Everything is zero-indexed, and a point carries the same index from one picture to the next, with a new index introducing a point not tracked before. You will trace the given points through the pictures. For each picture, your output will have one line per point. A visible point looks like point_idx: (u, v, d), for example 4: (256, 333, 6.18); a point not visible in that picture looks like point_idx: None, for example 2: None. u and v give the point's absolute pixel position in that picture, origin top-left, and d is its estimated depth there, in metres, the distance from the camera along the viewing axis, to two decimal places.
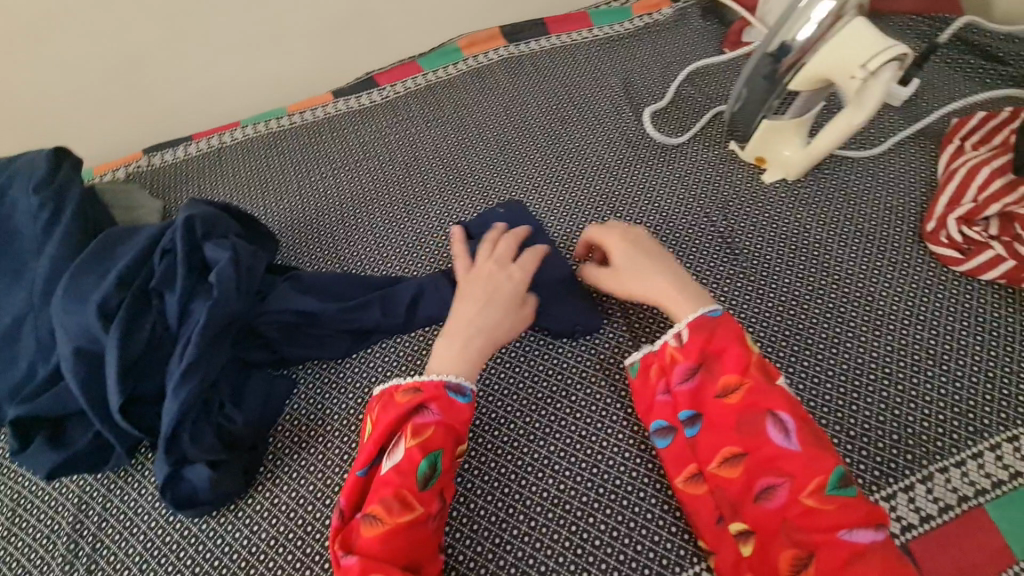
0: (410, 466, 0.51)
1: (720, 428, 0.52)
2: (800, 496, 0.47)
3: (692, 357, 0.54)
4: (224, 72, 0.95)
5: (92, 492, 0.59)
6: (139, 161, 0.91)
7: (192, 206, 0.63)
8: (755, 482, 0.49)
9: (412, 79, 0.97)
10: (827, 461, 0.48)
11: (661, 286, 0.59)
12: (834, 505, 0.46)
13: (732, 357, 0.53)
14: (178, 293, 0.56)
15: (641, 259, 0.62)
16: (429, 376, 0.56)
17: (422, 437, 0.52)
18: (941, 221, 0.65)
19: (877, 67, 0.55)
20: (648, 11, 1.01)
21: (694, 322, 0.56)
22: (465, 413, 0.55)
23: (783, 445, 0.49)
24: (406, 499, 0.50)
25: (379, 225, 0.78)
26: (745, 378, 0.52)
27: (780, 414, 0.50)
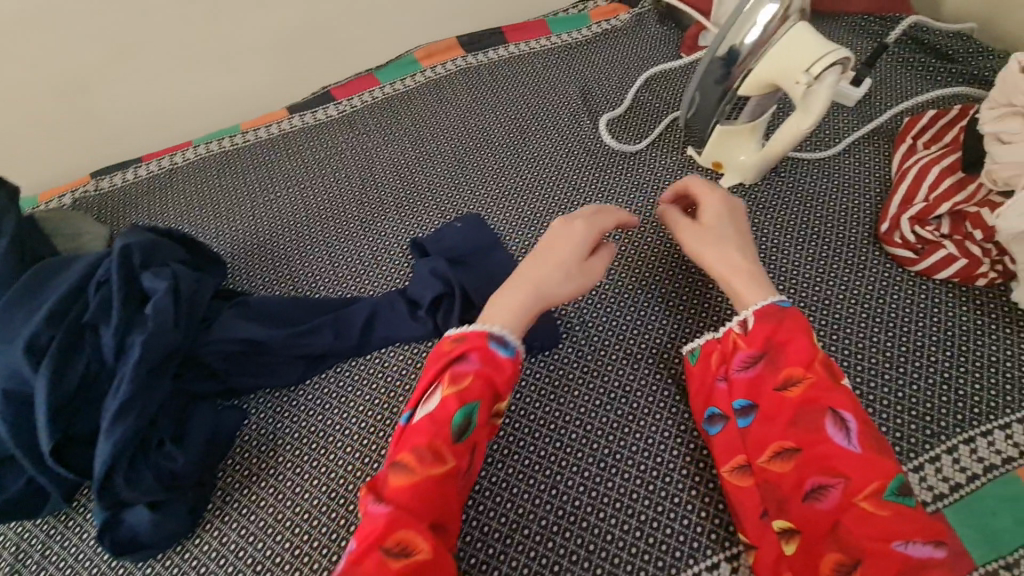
0: (444, 416, 0.50)
1: (778, 422, 0.50)
2: (852, 496, 0.45)
3: (755, 346, 0.53)
4: (174, 91, 0.92)
5: (29, 540, 0.56)
6: (87, 186, 0.87)
7: (131, 234, 0.61)
8: (808, 480, 0.47)
9: (369, 92, 0.95)
10: (885, 467, 0.46)
11: (739, 262, 0.57)
12: (891, 510, 0.44)
13: (798, 350, 0.51)
14: (113, 327, 0.54)
15: (725, 233, 0.59)
16: (473, 326, 0.55)
17: (459, 387, 0.51)
18: (895, 222, 0.65)
19: (820, 71, 0.55)
20: (606, 17, 1.01)
21: (762, 309, 0.54)
22: (511, 372, 0.53)
23: (841, 445, 0.47)
24: (439, 450, 0.49)
25: (335, 244, 0.76)
26: (808, 373, 0.50)
27: (841, 413, 0.48)
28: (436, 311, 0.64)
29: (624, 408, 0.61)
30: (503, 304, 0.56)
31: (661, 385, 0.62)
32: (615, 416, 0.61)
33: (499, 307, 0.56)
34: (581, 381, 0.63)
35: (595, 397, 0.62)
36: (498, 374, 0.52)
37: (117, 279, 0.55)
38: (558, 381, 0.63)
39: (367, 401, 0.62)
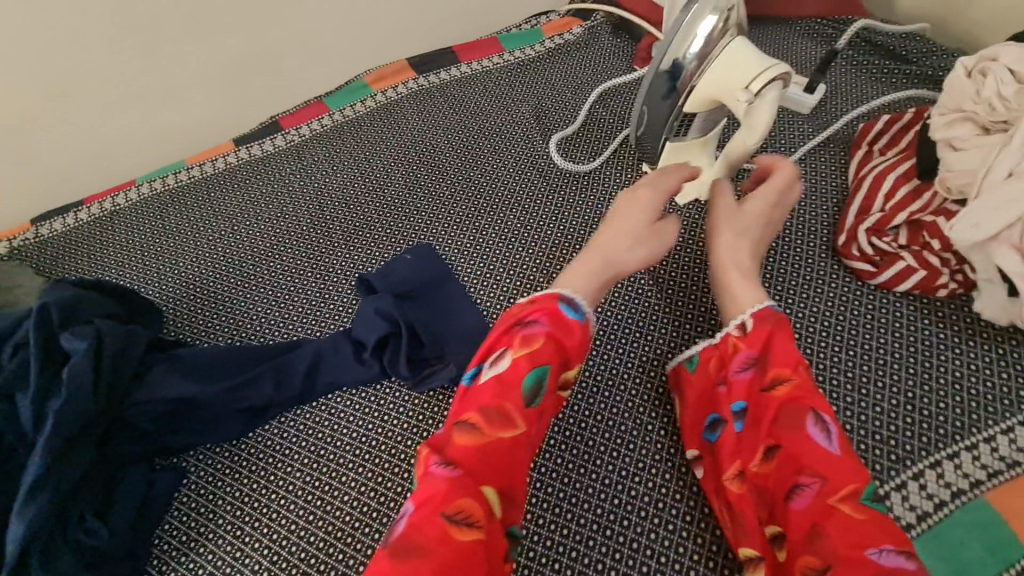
0: (514, 378, 0.48)
1: (763, 424, 0.48)
2: (832, 498, 0.43)
3: (754, 346, 0.51)
4: (115, 129, 0.89)
5: None
6: (26, 233, 0.84)
7: (54, 290, 0.58)
8: (789, 481, 0.45)
9: (318, 120, 0.93)
10: (862, 473, 0.44)
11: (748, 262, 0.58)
12: (867, 514, 0.42)
13: (788, 352, 0.50)
14: (29, 394, 0.50)
15: (755, 230, 0.60)
16: (546, 292, 0.54)
17: (530, 350, 0.49)
18: (852, 234, 0.63)
19: (761, 88, 0.53)
20: (558, 32, 0.99)
21: (756, 313, 0.53)
22: (581, 341, 0.52)
23: (823, 445, 0.45)
24: (508, 413, 0.47)
25: (281, 283, 0.73)
26: (796, 374, 0.48)
27: (824, 415, 0.46)
28: (382, 351, 0.62)
29: (579, 447, 0.58)
30: (574, 274, 0.57)
31: (618, 419, 0.59)
32: (570, 456, 0.58)
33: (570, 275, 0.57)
34: None
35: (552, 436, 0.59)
36: (569, 340, 0.51)
37: (34, 342, 0.52)
38: None
39: (312, 453, 0.59)
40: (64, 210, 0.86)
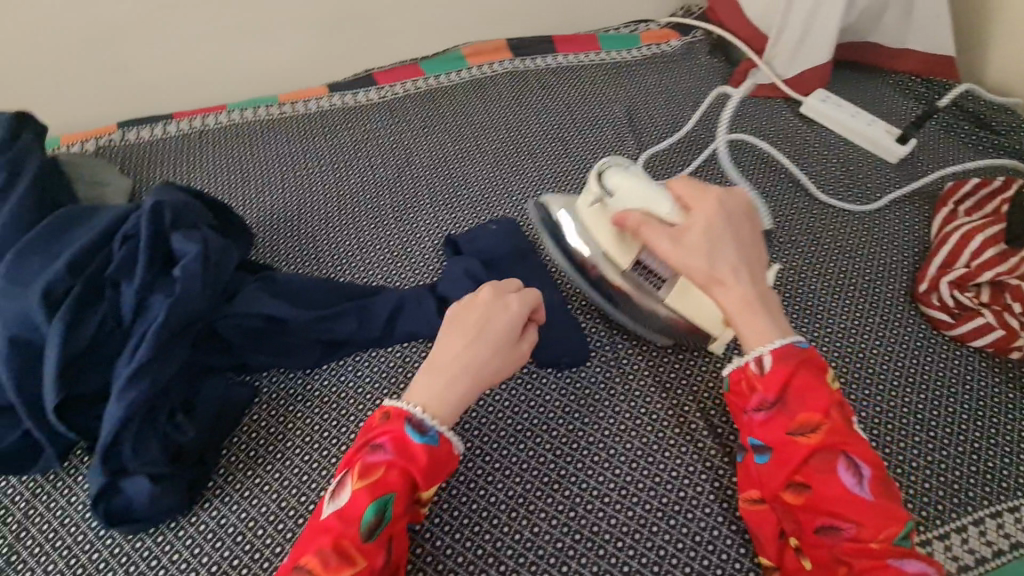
0: (355, 513, 0.45)
1: (788, 466, 0.47)
2: (864, 540, 0.44)
3: (772, 392, 0.48)
4: (214, 51, 0.90)
5: (13, 497, 0.53)
6: (112, 135, 0.84)
7: (162, 191, 0.59)
8: (815, 519, 0.46)
9: (412, 81, 0.93)
10: (896, 512, 0.44)
11: (734, 282, 0.50)
12: (895, 552, 0.43)
13: (816, 394, 0.47)
14: (135, 285, 0.51)
15: (723, 239, 0.52)
16: (389, 405, 0.49)
17: (372, 478, 0.46)
18: (933, 283, 0.65)
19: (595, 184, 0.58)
20: (656, 41, 1.01)
21: (779, 349, 0.48)
22: (437, 454, 0.48)
23: (853, 490, 0.45)
24: (347, 551, 0.43)
25: (364, 231, 0.75)
26: (827, 419, 0.46)
27: (856, 459, 0.45)
28: None
29: (650, 437, 0.58)
30: (434, 384, 0.50)
31: (690, 417, 0.59)
32: (641, 443, 0.58)
33: (430, 385, 0.50)
34: (611, 402, 0.60)
35: (622, 421, 0.59)
36: (417, 462, 0.47)
37: (145, 236, 0.53)
38: (593, 396, 0.61)
39: (385, 394, 0.60)
40: (153, 120, 0.87)
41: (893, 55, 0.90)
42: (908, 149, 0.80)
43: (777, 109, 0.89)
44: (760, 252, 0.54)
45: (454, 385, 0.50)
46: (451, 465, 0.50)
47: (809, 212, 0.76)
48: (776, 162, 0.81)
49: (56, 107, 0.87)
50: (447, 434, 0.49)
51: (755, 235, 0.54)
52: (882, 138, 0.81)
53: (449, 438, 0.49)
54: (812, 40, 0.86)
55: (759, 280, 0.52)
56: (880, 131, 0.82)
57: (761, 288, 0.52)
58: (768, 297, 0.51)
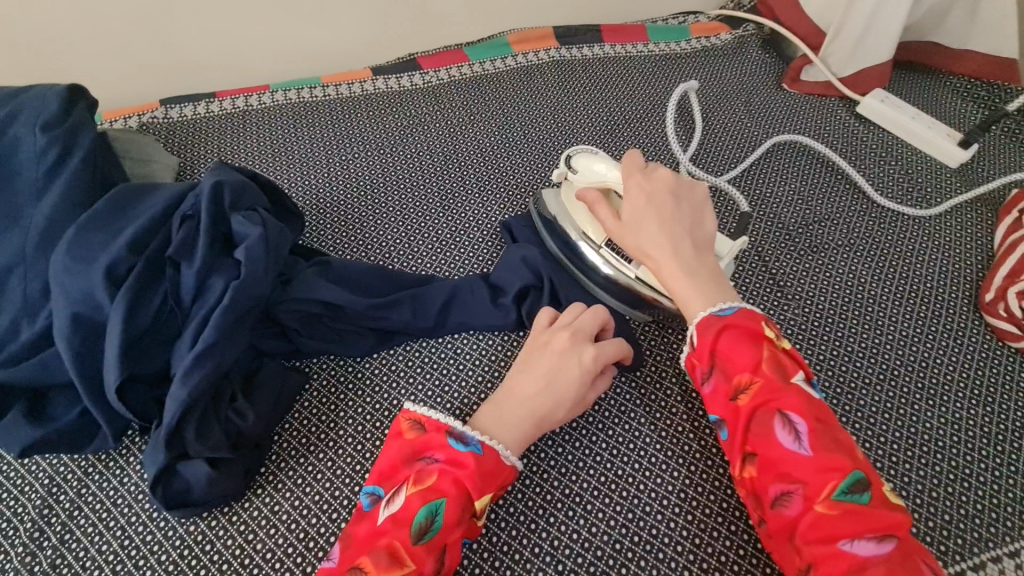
0: (406, 515, 0.44)
1: (735, 434, 0.46)
2: (812, 502, 0.41)
3: (704, 361, 0.48)
4: (256, 29, 0.87)
5: (65, 474, 0.53)
6: (155, 112, 0.82)
7: (219, 171, 0.57)
8: (767, 488, 0.44)
9: (457, 67, 0.90)
10: (840, 466, 0.42)
11: (660, 255, 0.52)
12: (843, 511, 0.40)
13: (742, 355, 0.46)
14: (196, 267, 0.50)
15: (649, 216, 0.53)
16: (436, 415, 0.50)
17: (424, 483, 0.46)
18: (1000, 293, 0.63)
19: (563, 170, 0.63)
20: (706, 34, 0.97)
21: (699, 322, 0.49)
22: (486, 462, 0.47)
23: (792, 449, 0.43)
24: (398, 553, 0.43)
25: (411, 218, 0.73)
26: (755, 377, 0.46)
27: (791, 416, 0.44)
28: (522, 303, 0.62)
29: (708, 440, 0.56)
30: (506, 421, 0.51)
31: None
32: (699, 446, 0.56)
33: (498, 420, 0.51)
34: (668, 402, 0.59)
35: (679, 423, 0.58)
36: (466, 469, 0.46)
37: (206, 216, 0.52)
38: (649, 396, 0.59)
39: (437, 386, 0.58)
40: (195, 97, 0.84)
41: (951, 56, 0.87)
42: (969, 153, 0.77)
43: (832, 108, 0.86)
44: (697, 224, 0.54)
45: (518, 421, 0.51)
46: (505, 475, 0.49)
47: (867, 215, 0.74)
48: (832, 162, 0.79)
49: (96, 83, 0.85)
50: (493, 445, 0.48)
51: (694, 209, 0.55)
52: (943, 142, 0.78)
53: (494, 445, 0.49)
54: (875, 36, 0.82)
55: (686, 248, 0.52)
56: (941, 134, 0.79)
57: (691, 256, 0.52)
58: (703, 266, 0.52)
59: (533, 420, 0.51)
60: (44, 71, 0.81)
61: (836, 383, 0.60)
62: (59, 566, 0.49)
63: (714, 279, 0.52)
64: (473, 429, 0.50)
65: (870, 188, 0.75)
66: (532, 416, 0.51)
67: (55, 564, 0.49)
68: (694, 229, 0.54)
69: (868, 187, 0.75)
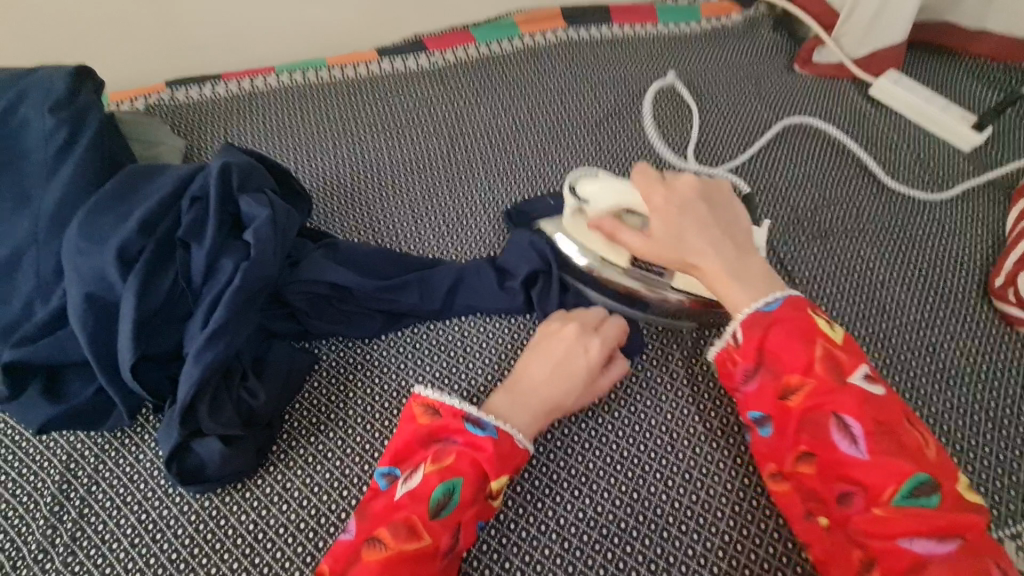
0: (423, 492, 0.45)
1: (787, 434, 0.46)
2: (873, 503, 0.42)
3: (750, 358, 0.48)
4: (259, 8, 0.86)
5: (82, 451, 0.54)
6: (161, 94, 0.82)
7: (227, 153, 0.57)
8: (828, 488, 0.44)
9: (463, 49, 0.89)
10: (902, 467, 0.42)
11: (706, 262, 0.52)
12: (906, 512, 0.41)
13: (794, 355, 0.46)
14: (207, 248, 0.51)
15: (688, 225, 0.52)
16: (449, 399, 0.50)
17: (443, 462, 0.47)
18: (1010, 278, 0.62)
19: (570, 198, 0.59)
20: (717, 14, 0.95)
21: (745, 320, 0.49)
22: (503, 444, 0.48)
23: (851, 452, 0.43)
24: (414, 527, 0.44)
25: (418, 202, 0.73)
26: (809, 378, 0.45)
27: (850, 418, 0.44)
28: (529, 286, 0.62)
29: (713, 422, 0.57)
30: (516, 401, 0.52)
31: None
32: (704, 428, 0.57)
33: (511, 403, 0.52)
34: (673, 384, 0.59)
35: (684, 405, 0.58)
36: (484, 452, 0.47)
37: (214, 198, 0.52)
38: (655, 378, 0.59)
39: (444, 367, 0.59)
40: (201, 79, 0.84)
41: (968, 37, 0.85)
42: (983, 138, 0.76)
43: (844, 91, 0.85)
44: (731, 224, 0.54)
45: (528, 405, 0.52)
46: (520, 457, 0.49)
47: (878, 198, 0.73)
48: (843, 146, 0.78)
49: (101, 63, 0.84)
50: (508, 430, 0.49)
51: (722, 206, 0.54)
52: (958, 126, 0.77)
53: (510, 430, 0.49)
54: (889, 16, 0.80)
55: (728, 248, 0.52)
56: (955, 118, 0.78)
57: (734, 258, 0.52)
58: (745, 261, 0.52)
59: (542, 406, 0.53)
60: (52, 51, 0.81)
61: None
62: (78, 539, 0.50)
63: (760, 274, 0.52)
64: (489, 414, 0.50)
65: (883, 174, 0.74)
66: (541, 402, 0.53)
67: (74, 537, 0.50)
68: (730, 224, 0.54)
69: (879, 173, 0.74)
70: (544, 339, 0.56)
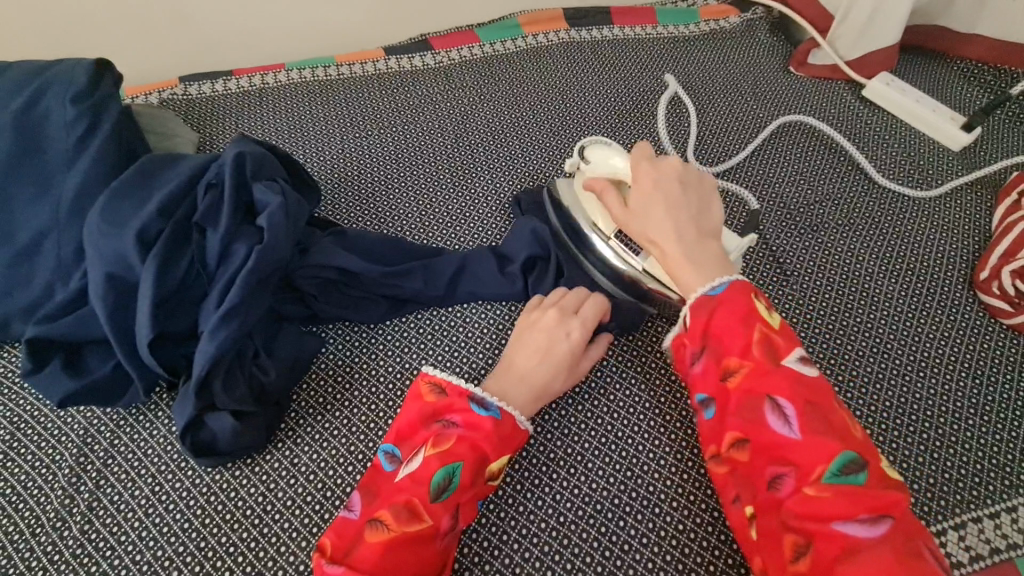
0: (425, 474, 0.47)
1: (725, 416, 0.46)
2: (802, 484, 0.42)
3: (695, 341, 0.49)
4: (270, 8, 0.89)
5: (98, 426, 0.56)
6: (175, 89, 0.85)
7: (241, 143, 0.60)
8: (762, 471, 0.44)
9: (466, 48, 0.92)
10: (829, 448, 0.41)
11: (662, 239, 0.53)
12: (834, 493, 0.40)
13: (733, 338, 0.47)
14: (222, 232, 0.53)
15: (657, 203, 0.55)
16: (456, 381, 0.52)
17: (443, 446, 0.48)
18: (995, 271, 0.65)
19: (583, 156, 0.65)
20: (715, 16, 0.97)
21: (694, 300, 0.50)
22: (503, 427, 0.51)
23: (782, 433, 0.43)
24: (416, 508, 0.46)
25: (422, 194, 0.76)
26: (744, 360, 0.46)
27: (782, 399, 0.44)
28: (530, 275, 0.64)
29: None
30: (506, 386, 0.54)
31: None
32: (696, 411, 0.59)
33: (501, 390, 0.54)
34: (667, 370, 0.61)
35: (677, 391, 0.60)
36: (484, 433, 0.50)
37: (229, 185, 0.54)
38: (650, 363, 0.62)
39: (447, 351, 0.61)
40: (213, 75, 0.86)
41: (960, 40, 0.87)
42: (972, 137, 0.78)
43: (837, 92, 0.87)
44: (702, 210, 0.56)
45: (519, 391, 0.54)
46: (519, 439, 0.52)
47: (868, 195, 0.75)
48: (836, 144, 0.80)
49: (117, 58, 0.87)
50: (510, 411, 0.52)
51: (699, 192, 0.56)
52: (946, 125, 0.79)
53: (512, 411, 0.52)
54: (882, 19, 0.83)
55: (688, 229, 0.53)
56: (945, 118, 0.80)
57: (693, 242, 0.53)
58: (703, 244, 0.53)
59: (534, 392, 0.54)
60: (71, 45, 0.84)
61: (828, 356, 0.63)
62: (94, 508, 0.52)
63: (714, 260, 0.52)
64: (491, 396, 0.53)
65: (874, 171, 0.77)
66: (532, 390, 0.54)
67: (91, 507, 0.52)
68: (699, 209, 0.55)
69: (870, 171, 0.76)
70: (526, 328, 0.58)
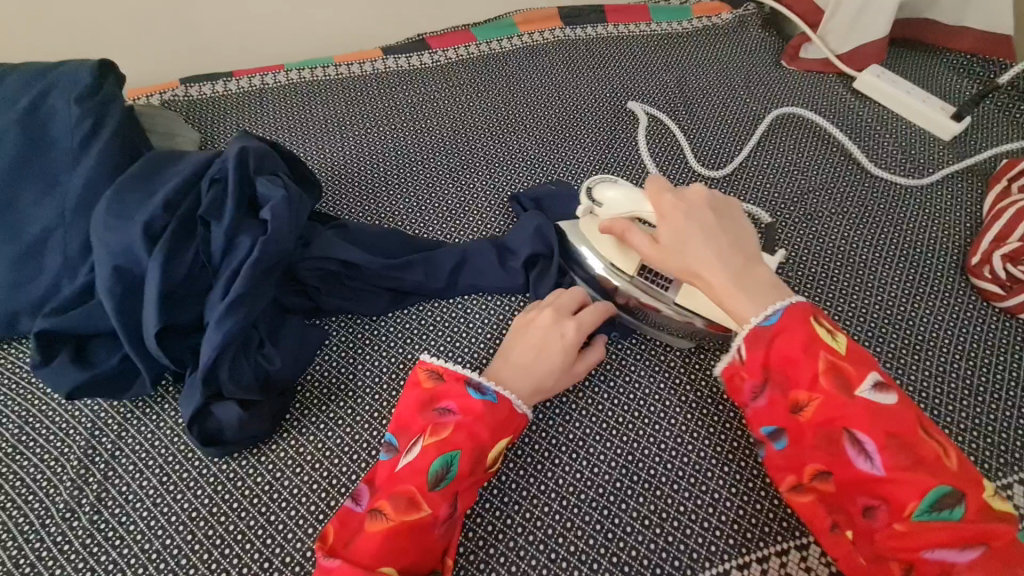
0: (422, 464, 0.48)
1: (802, 448, 0.46)
2: (892, 518, 0.43)
3: (756, 375, 0.48)
4: (269, 11, 0.90)
5: (106, 419, 0.57)
6: (176, 90, 0.86)
7: (244, 138, 0.61)
8: (849, 501, 0.45)
9: (463, 47, 0.93)
10: (916, 481, 0.42)
11: (707, 272, 0.51)
12: (926, 526, 0.41)
13: (800, 370, 0.46)
14: (226, 225, 0.54)
15: (692, 233, 0.52)
16: (453, 366, 0.53)
17: (441, 435, 0.49)
18: (986, 257, 0.66)
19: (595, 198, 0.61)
20: (708, 13, 0.99)
21: (747, 335, 0.49)
22: (500, 412, 0.51)
23: (865, 468, 0.43)
24: (414, 497, 0.47)
25: (423, 189, 0.77)
26: (814, 394, 0.45)
27: (860, 433, 0.44)
28: (529, 267, 0.65)
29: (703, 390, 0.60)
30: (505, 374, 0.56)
31: None
32: (695, 397, 0.60)
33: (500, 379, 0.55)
34: (666, 357, 0.62)
35: (677, 376, 0.61)
36: (479, 420, 0.50)
37: (233, 179, 0.55)
38: (649, 351, 0.62)
39: (449, 342, 0.62)
40: (214, 76, 0.87)
41: (949, 32, 0.89)
42: (962, 126, 0.80)
43: (829, 84, 0.88)
44: (737, 232, 0.53)
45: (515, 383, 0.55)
46: (517, 422, 0.53)
47: (861, 184, 0.77)
48: (830, 135, 0.81)
49: (118, 60, 0.88)
50: (508, 395, 0.52)
51: (729, 217, 0.54)
52: (937, 115, 0.81)
53: (510, 396, 0.52)
54: (872, 14, 0.85)
55: (732, 258, 0.51)
56: (935, 109, 0.81)
57: (741, 269, 0.50)
58: (750, 271, 0.51)
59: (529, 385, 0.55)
60: (72, 48, 0.85)
61: None
62: (104, 498, 0.53)
63: (767, 286, 0.50)
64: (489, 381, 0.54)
65: (867, 161, 0.78)
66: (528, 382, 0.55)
67: (100, 497, 0.53)
68: (736, 233, 0.53)
69: (864, 160, 0.78)
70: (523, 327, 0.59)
